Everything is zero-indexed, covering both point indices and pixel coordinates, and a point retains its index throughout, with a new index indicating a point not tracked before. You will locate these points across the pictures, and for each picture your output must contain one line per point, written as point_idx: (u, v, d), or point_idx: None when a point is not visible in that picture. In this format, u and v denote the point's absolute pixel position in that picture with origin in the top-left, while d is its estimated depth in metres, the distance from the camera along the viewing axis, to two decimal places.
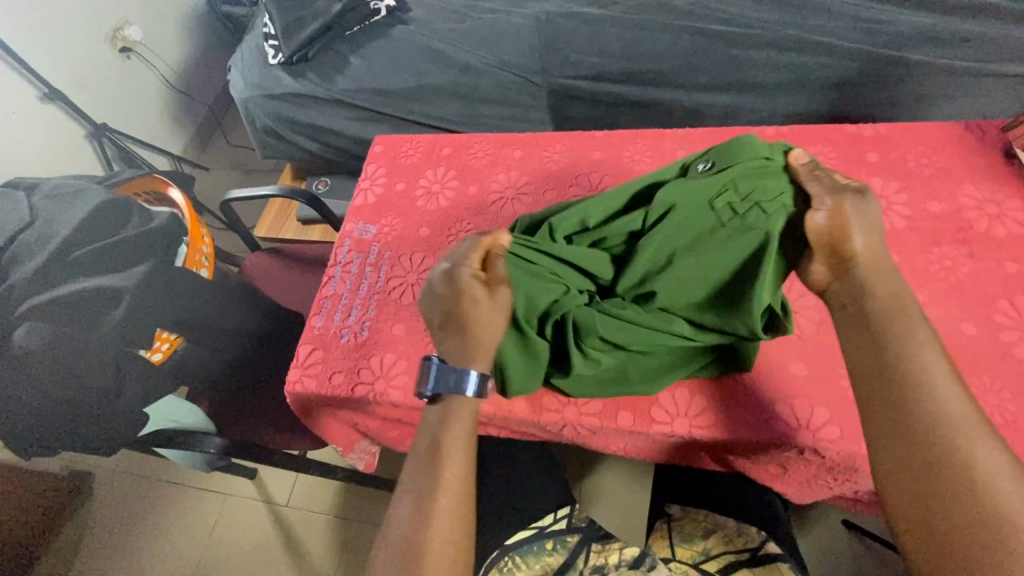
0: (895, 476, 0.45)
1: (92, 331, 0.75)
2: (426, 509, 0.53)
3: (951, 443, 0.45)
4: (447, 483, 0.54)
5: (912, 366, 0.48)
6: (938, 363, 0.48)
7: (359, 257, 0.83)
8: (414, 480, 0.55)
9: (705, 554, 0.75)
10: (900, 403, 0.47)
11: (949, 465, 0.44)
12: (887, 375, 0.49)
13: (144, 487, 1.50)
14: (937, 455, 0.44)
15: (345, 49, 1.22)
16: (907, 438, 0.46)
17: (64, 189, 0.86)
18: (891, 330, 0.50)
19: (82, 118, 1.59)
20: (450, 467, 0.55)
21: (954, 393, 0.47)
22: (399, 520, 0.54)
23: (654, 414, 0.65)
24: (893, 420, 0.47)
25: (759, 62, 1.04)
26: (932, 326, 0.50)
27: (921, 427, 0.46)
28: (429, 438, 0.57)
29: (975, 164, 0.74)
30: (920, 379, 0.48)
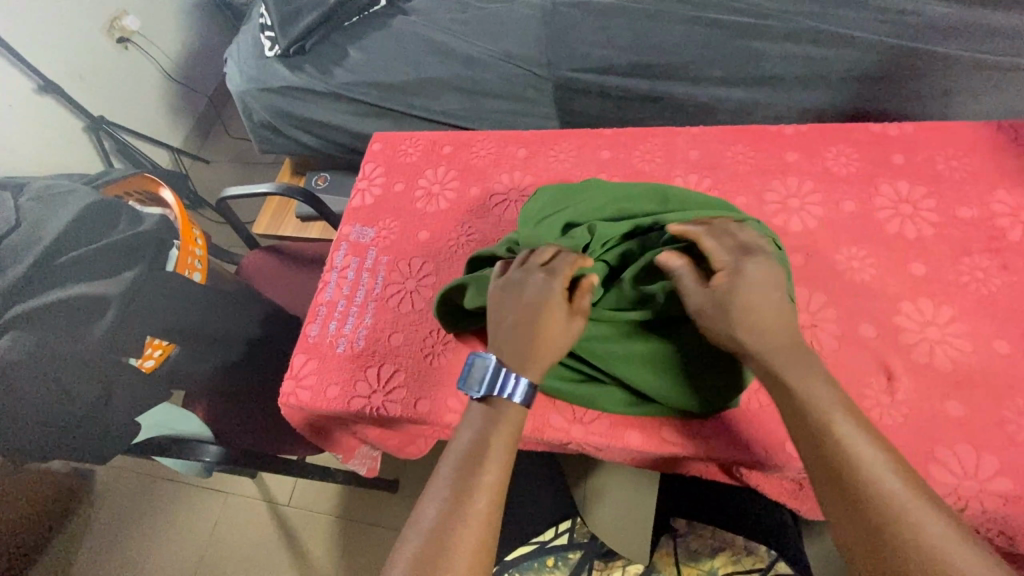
0: (847, 530, 0.44)
1: (79, 339, 0.72)
2: (464, 508, 0.48)
3: (876, 487, 0.44)
4: (485, 484, 0.49)
5: (829, 427, 0.48)
6: (847, 422, 0.48)
7: (356, 262, 0.79)
8: (450, 475, 0.50)
9: (713, 574, 0.73)
10: (834, 469, 0.46)
11: (885, 513, 0.43)
12: (806, 425, 0.49)
13: (145, 485, 1.48)
14: (873, 504, 0.44)
15: (344, 40, 1.18)
16: (846, 490, 0.45)
17: (50, 190, 0.84)
18: (793, 392, 0.50)
19: (78, 111, 1.55)
20: (489, 468, 0.50)
21: (875, 451, 0.46)
22: (431, 516, 0.48)
23: (664, 434, 0.62)
24: (836, 489, 0.46)
25: (776, 55, 0.99)
26: (830, 381, 0.51)
27: (861, 493, 0.44)
28: (473, 435, 0.53)
29: (1008, 167, 0.70)
30: (840, 438, 0.47)
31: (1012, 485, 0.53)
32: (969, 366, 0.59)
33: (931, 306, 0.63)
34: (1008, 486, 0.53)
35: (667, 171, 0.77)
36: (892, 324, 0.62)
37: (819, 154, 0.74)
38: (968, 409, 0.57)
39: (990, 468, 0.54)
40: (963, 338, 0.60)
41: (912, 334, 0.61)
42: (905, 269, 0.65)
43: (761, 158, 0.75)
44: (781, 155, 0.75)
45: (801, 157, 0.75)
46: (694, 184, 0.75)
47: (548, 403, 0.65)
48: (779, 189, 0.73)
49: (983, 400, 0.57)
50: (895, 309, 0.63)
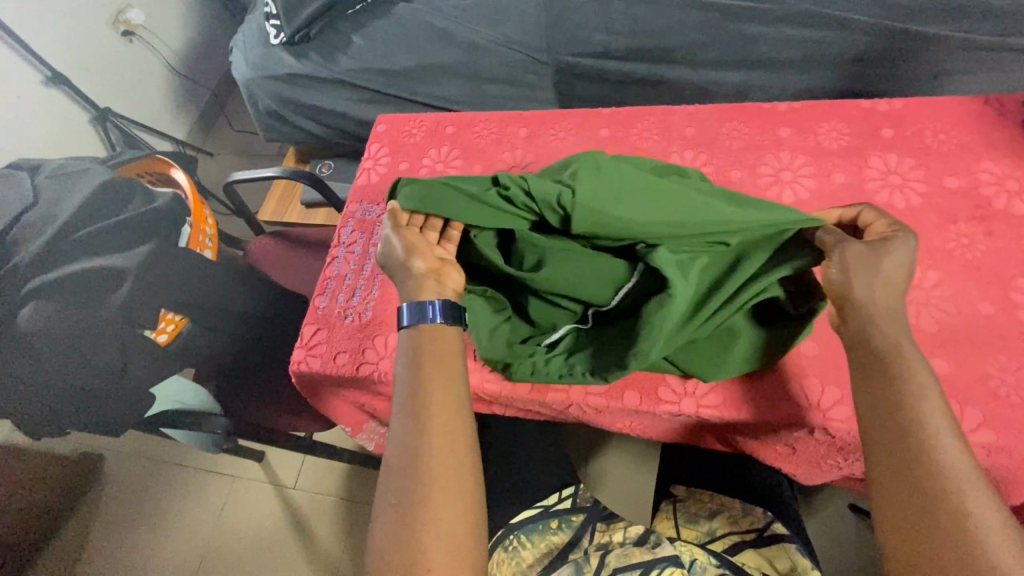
0: (898, 511, 0.47)
1: (97, 311, 0.74)
2: (420, 415, 0.56)
3: (949, 488, 0.46)
4: (436, 390, 0.57)
5: (923, 415, 0.49)
6: (942, 413, 0.49)
7: (363, 237, 0.82)
8: (407, 393, 0.58)
9: (711, 535, 0.76)
10: (911, 451, 0.48)
11: (950, 512, 0.45)
12: (904, 419, 0.49)
13: (153, 470, 1.51)
14: (941, 503, 0.45)
15: (348, 28, 1.20)
16: (917, 483, 0.47)
17: (66, 170, 0.86)
18: (898, 383, 0.51)
19: (85, 103, 1.58)
20: (435, 382, 0.58)
21: (955, 444, 0.48)
22: (401, 432, 0.56)
23: (662, 394, 0.64)
24: (899, 476, 0.47)
25: (771, 38, 1.01)
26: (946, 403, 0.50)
27: (929, 477, 0.46)
28: (416, 363, 0.60)
29: (993, 139, 0.72)
30: (929, 428, 0.48)
31: (995, 437, 0.55)
32: (955, 326, 0.61)
33: (919, 270, 0.65)
34: (991, 436, 0.55)
35: (664, 147, 0.80)
36: None
37: (811, 129, 0.77)
38: (953, 366, 0.59)
39: (973, 421, 0.56)
40: (949, 301, 0.63)
41: None
42: None
43: (755, 135, 0.78)
44: (775, 131, 0.77)
45: (794, 132, 0.77)
46: (689, 160, 0.78)
47: None
48: (773, 162, 0.75)
49: (968, 357, 0.60)
50: None
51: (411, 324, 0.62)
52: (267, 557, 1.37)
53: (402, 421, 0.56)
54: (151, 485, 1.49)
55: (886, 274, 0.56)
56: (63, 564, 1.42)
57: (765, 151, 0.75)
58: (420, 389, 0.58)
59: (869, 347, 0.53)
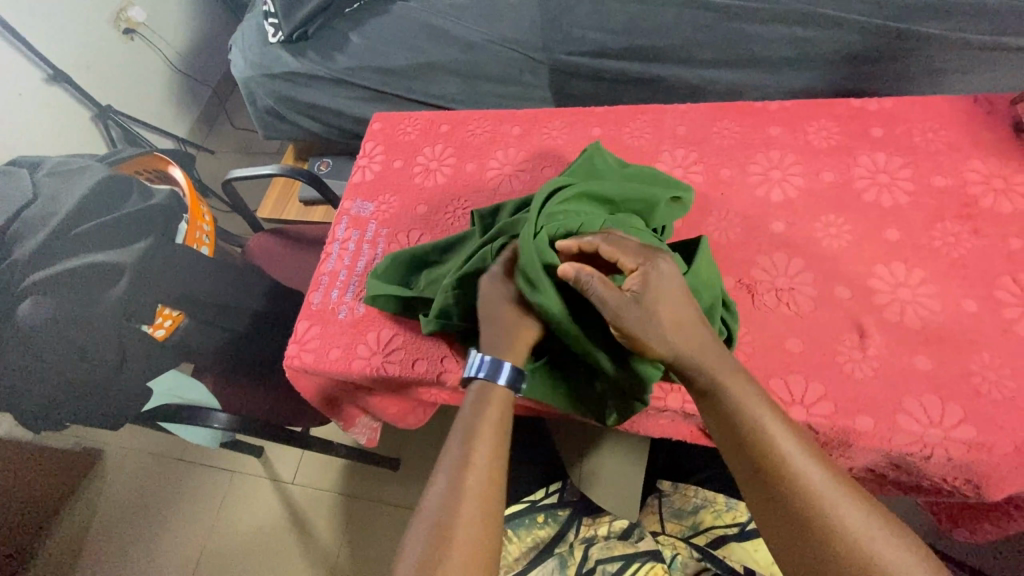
0: (785, 537, 0.48)
1: (94, 307, 0.76)
2: (459, 485, 0.53)
3: (814, 502, 0.48)
4: (483, 455, 0.54)
5: (782, 455, 0.50)
6: (786, 436, 0.50)
7: (356, 234, 0.83)
8: (447, 469, 0.54)
9: (695, 529, 0.76)
10: (776, 491, 0.49)
11: (819, 528, 0.47)
12: (755, 445, 0.51)
13: (153, 464, 1.52)
14: (804, 518, 0.48)
15: (345, 26, 1.21)
16: (788, 506, 0.48)
17: (64, 166, 0.88)
18: (757, 431, 0.51)
19: (86, 100, 1.59)
20: (481, 457, 0.54)
21: (820, 474, 0.49)
22: (417, 529, 0.51)
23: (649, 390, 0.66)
24: (770, 502, 0.49)
25: (765, 37, 1.02)
26: (786, 420, 0.52)
27: (790, 494, 0.49)
28: (461, 434, 0.56)
29: (982, 138, 0.73)
30: (793, 468, 0.49)
31: (976, 432, 0.56)
32: (939, 324, 0.62)
33: (905, 269, 0.66)
34: (971, 433, 0.56)
35: (655, 146, 0.80)
36: (866, 287, 0.65)
37: (801, 128, 0.77)
38: (936, 363, 0.60)
39: (954, 417, 0.57)
40: (932, 299, 0.63)
41: (885, 295, 0.64)
42: (881, 236, 0.68)
43: (746, 133, 0.78)
44: (765, 129, 0.78)
45: (784, 131, 0.77)
46: (680, 159, 0.78)
47: None
48: (762, 161, 0.76)
49: (951, 354, 0.60)
50: (871, 272, 0.66)
51: (484, 378, 0.59)
52: (265, 552, 1.39)
53: (417, 518, 0.52)
54: (152, 482, 1.50)
55: (659, 298, 0.54)
56: (67, 558, 1.44)
57: (754, 150, 0.76)
58: (464, 464, 0.54)
59: (717, 395, 0.53)
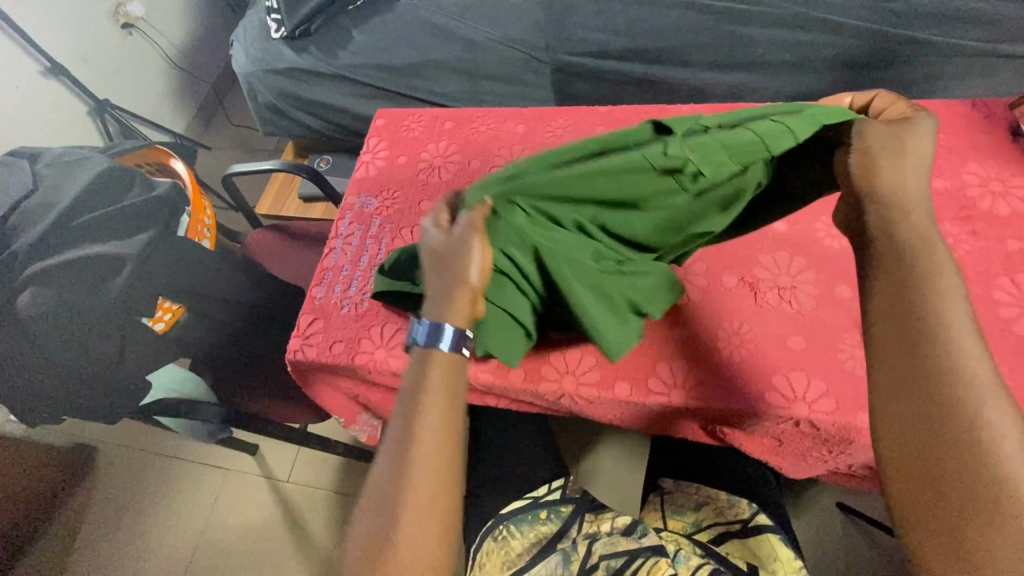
0: (905, 410, 0.39)
1: (97, 298, 0.75)
2: (408, 434, 0.48)
3: (964, 386, 0.38)
4: (434, 393, 0.49)
5: (939, 306, 0.40)
6: (968, 315, 0.40)
7: (360, 229, 0.83)
8: (393, 439, 0.48)
9: (697, 526, 0.76)
10: (924, 360, 0.39)
11: (951, 414, 0.37)
12: (909, 305, 0.41)
13: (145, 461, 1.51)
14: (940, 394, 0.38)
15: (348, 23, 1.21)
16: (919, 375, 0.39)
17: (65, 158, 0.87)
18: (907, 273, 0.42)
19: (83, 94, 1.58)
20: (429, 411, 0.48)
21: (980, 348, 0.39)
22: (382, 459, 0.48)
23: (651, 385, 0.64)
24: (908, 365, 0.39)
25: (765, 40, 1.03)
26: (972, 307, 0.41)
27: (937, 366, 0.39)
28: (410, 385, 0.50)
29: (980, 141, 0.74)
30: (948, 327, 0.40)
31: None
32: None
33: None
34: None
35: None
36: None
37: None
38: None
39: None
40: None
41: None
42: None
43: None
44: None
45: None
46: None
47: (541, 357, 0.68)
48: None
49: None
50: None
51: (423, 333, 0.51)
52: (259, 549, 1.38)
53: (388, 450, 0.48)
54: (147, 481, 1.49)
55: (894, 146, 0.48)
56: (57, 556, 1.42)
57: None
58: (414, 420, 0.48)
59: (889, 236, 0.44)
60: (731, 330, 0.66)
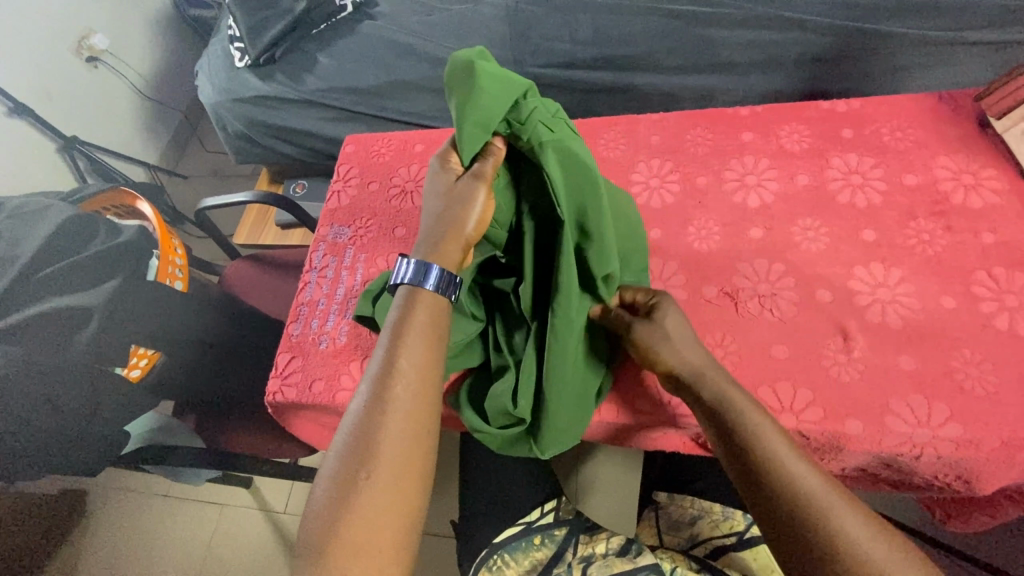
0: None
1: (61, 356, 0.73)
2: (382, 402, 0.51)
3: (834, 532, 0.45)
4: (408, 367, 0.53)
5: (777, 465, 0.49)
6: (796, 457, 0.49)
7: (335, 261, 0.81)
8: (367, 393, 0.52)
9: (693, 541, 0.76)
10: (801, 526, 0.46)
11: (847, 568, 0.43)
12: (753, 476, 0.49)
13: (138, 501, 1.48)
14: (832, 555, 0.44)
15: (313, 47, 1.20)
16: (809, 546, 0.45)
17: (25, 208, 0.85)
18: (754, 442, 0.50)
19: (50, 132, 1.55)
20: (401, 382, 0.52)
21: (824, 486, 0.47)
22: (350, 427, 0.51)
23: (638, 405, 0.65)
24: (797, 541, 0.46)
25: (732, 41, 1.03)
26: (796, 445, 0.50)
27: (816, 531, 0.45)
28: (383, 356, 0.54)
29: (949, 134, 0.74)
30: (791, 477, 0.48)
31: (962, 430, 0.56)
32: (920, 322, 0.62)
33: (882, 268, 0.66)
34: (958, 430, 0.56)
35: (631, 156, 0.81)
36: (846, 288, 0.65)
37: (774, 133, 0.78)
38: (919, 362, 0.60)
39: (940, 415, 0.57)
40: (912, 297, 0.64)
41: (864, 295, 0.65)
42: (857, 236, 0.69)
43: (719, 140, 0.79)
44: (738, 135, 0.79)
45: (757, 136, 0.78)
46: (656, 169, 0.79)
47: None
48: (737, 167, 0.76)
49: (933, 352, 0.61)
50: (849, 274, 0.66)
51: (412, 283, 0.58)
52: None
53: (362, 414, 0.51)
54: (140, 522, 1.46)
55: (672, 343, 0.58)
56: None
57: (729, 158, 0.77)
58: (383, 393, 0.51)
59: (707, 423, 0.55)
60: (714, 343, 0.65)
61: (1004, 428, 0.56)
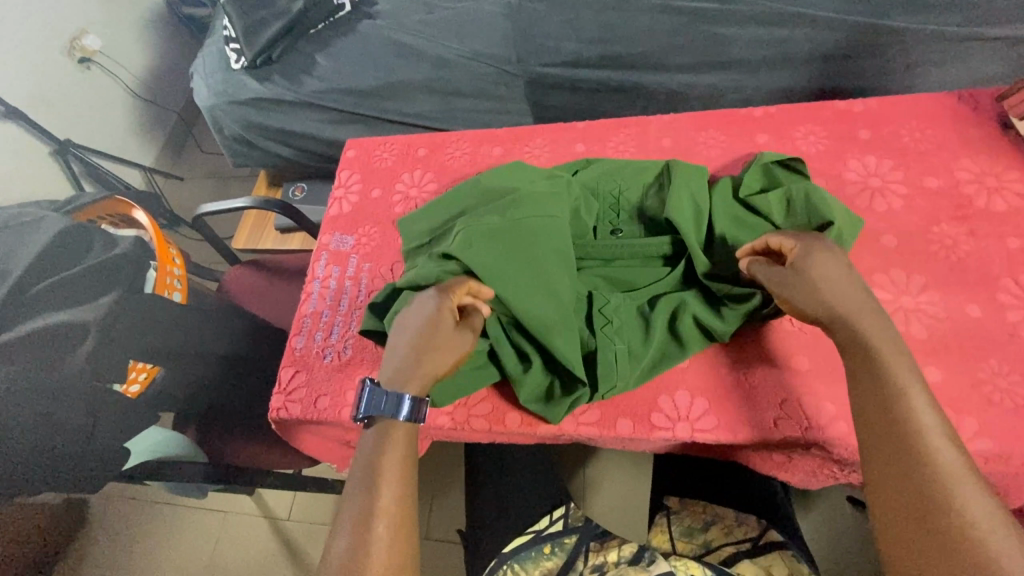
0: (887, 496, 0.43)
1: (57, 372, 0.71)
2: (370, 508, 0.49)
3: (930, 463, 0.43)
4: (391, 472, 0.51)
5: (901, 397, 0.47)
6: (922, 396, 0.47)
7: (338, 271, 0.79)
8: (355, 503, 0.49)
9: (707, 547, 0.76)
10: (900, 439, 0.45)
11: (930, 491, 0.42)
12: (882, 397, 0.48)
13: (140, 509, 1.46)
14: (919, 475, 0.43)
15: (311, 48, 1.17)
16: (901, 452, 0.44)
17: (18, 220, 0.82)
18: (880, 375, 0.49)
19: (43, 136, 1.52)
20: (388, 487, 0.50)
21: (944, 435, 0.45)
22: (337, 543, 0.47)
23: (655, 420, 0.61)
24: (893, 451, 0.45)
25: (741, 39, 1.00)
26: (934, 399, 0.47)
27: (909, 453, 0.44)
28: (365, 465, 0.52)
29: (970, 135, 0.72)
30: (910, 410, 0.46)
31: (992, 445, 0.54)
32: (945, 332, 0.60)
33: (904, 276, 0.64)
34: (989, 445, 0.54)
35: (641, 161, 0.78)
36: None
37: (788, 135, 0.76)
38: (946, 374, 0.58)
39: (968, 430, 0.55)
40: (936, 305, 0.62)
41: (887, 304, 0.63)
42: (877, 242, 0.66)
43: (733, 143, 0.77)
44: (752, 138, 0.76)
45: (771, 138, 0.76)
46: None
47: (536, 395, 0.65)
48: None
49: (959, 363, 0.59)
50: (871, 281, 0.64)
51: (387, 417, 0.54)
52: None
53: (349, 525, 0.48)
54: (140, 532, 1.44)
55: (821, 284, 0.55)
56: None
57: (742, 162, 0.75)
58: (373, 497, 0.49)
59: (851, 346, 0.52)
60: (731, 355, 0.63)
61: None
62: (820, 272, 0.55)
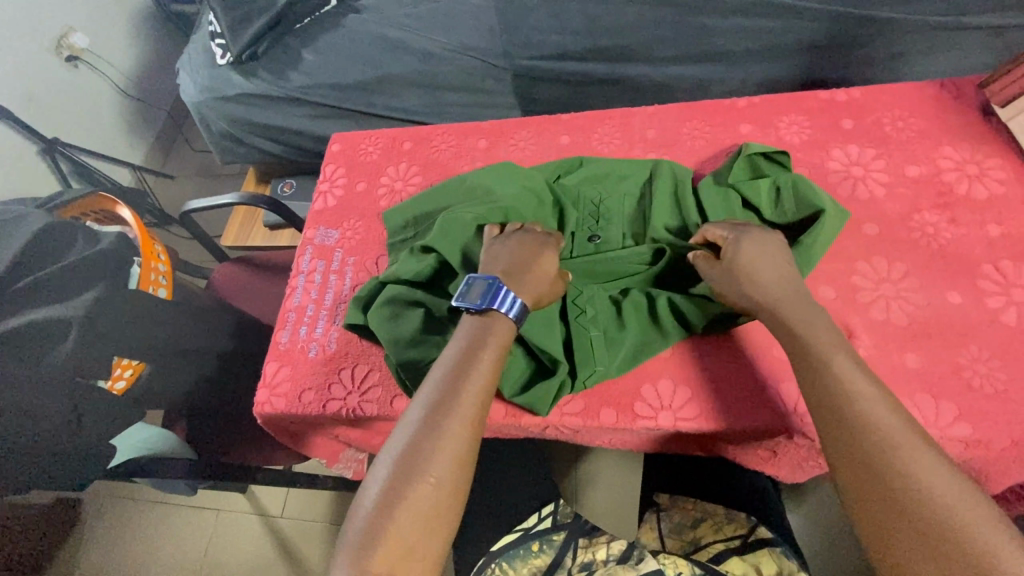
0: (857, 482, 0.44)
1: (37, 369, 0.70)
2: (425, 439, 0.48)
3: (890, 448, 0.44)
4: (455, 406, 0.50)
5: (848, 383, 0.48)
6: (865, 379, 0.48)
7: (323, 265, 0.79)
8: (408, 429, 0.49)
9: (696, 545, 0.75)
10: (858, 427, 0.46)
11: (900, 475, 0.43)
12: (829, 384, 0.49)
13: (133, 507, 1.46)
14: (884, 462, 0.44)
15: (297, 43, 1.16)
16: (863, 441, 0.45)
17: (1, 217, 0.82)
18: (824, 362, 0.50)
19: (30, 134, 1.50)
20: (452, 421, 0.49)
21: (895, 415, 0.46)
22: (384, 464, 0.48)
23: (638, 409, 0.61)
24: (852, 438, 0.46)
25: (727, 30, 1.00)
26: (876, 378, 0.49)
27: (868, 438, 0.45)
28: (430, 389, 0.52)
29: (952, 123, 0.72)
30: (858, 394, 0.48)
31: (971, 430, 0.54)
32: (926, 318, 0.61)
33: (885, 263, 0.64)
34: (968, 430, 0.54)
35: (626, 152, 0.78)
36: (849, 284, 0.64)
37: (771, 124, 0.76)
38: (926, 360, 0.58)
39: (948, 415, 0.55)
40: (916, 292, 0.62)
41: (868, 292, 0.63)
42: (859, 230, 0.67)
43: (716, 133, 0.77)
44: (735, 128, 0.77)
45: (754, 128, 0.76)
46: None
47: None
48: None
49: (939, 349, 0.59)
50: (852, 269, 0.64)
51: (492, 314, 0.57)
52: None
53: (399, 451, 0.48)
54: (133, 530, 1.44)
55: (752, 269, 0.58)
56: None
57: (726, 152, 0.75)
58: (430, 428, 0.49)
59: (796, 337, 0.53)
60: (714, 344, 0.63)
61: (1015, 427, 0.54)
62: (750, 265, 0.58)
